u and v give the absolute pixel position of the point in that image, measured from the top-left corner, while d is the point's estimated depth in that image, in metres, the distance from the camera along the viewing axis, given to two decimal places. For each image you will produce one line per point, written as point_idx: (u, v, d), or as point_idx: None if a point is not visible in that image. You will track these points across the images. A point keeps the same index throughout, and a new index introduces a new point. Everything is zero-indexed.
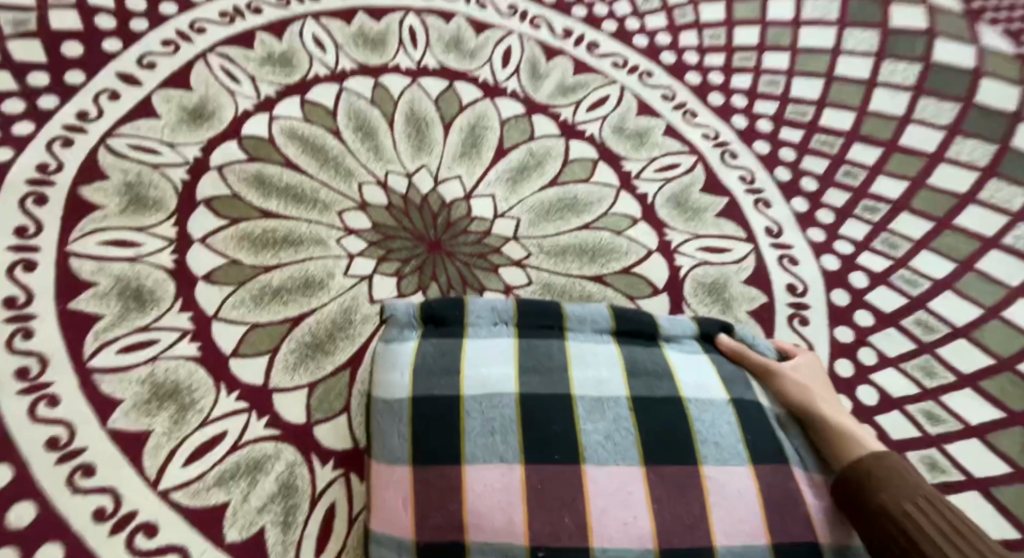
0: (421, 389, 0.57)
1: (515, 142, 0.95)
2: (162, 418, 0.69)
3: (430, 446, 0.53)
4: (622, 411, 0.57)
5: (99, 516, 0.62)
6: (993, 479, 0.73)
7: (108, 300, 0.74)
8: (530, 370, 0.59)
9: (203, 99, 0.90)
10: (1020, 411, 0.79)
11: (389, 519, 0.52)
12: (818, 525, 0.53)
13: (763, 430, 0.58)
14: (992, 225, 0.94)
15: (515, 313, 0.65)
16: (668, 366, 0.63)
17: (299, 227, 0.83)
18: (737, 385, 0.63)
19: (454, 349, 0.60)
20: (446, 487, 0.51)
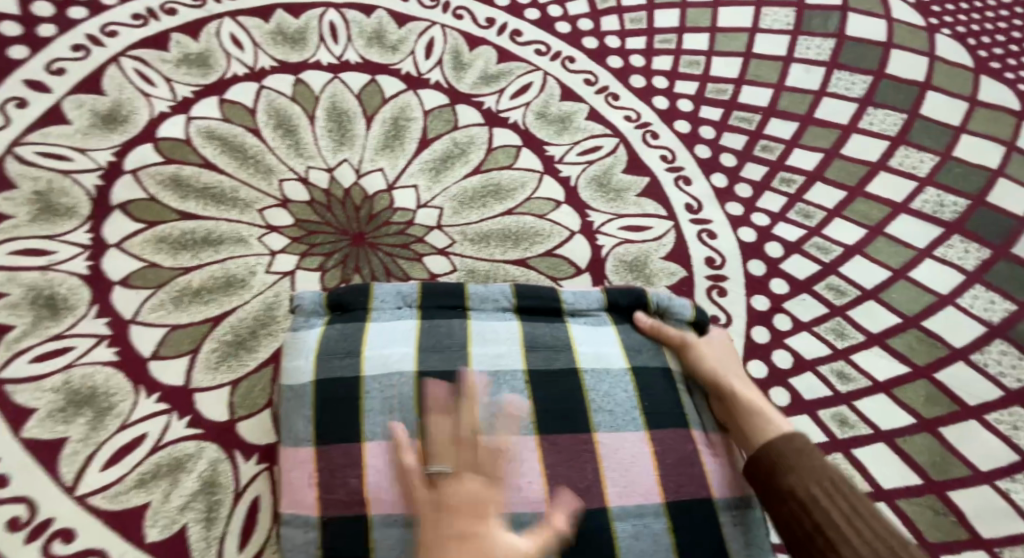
0: (324, 371, 0.56)
1: (438, 132, 0.96)
2: (78, 424, 0.69)
3: (331, 426, 0.53)
4: (518, 385, 0.58)
5: (14, 525, 0.62)
6: (897, 431, 0.78)
7: (20, 310, 0.73)
8: (430, 349, 0.59)
9: (116, 103, 0.89)
10: (924, 365, 0.83)
11: (293, 499, 0.51)
12: (712, 482, 0.54)
13: (662, 395, 0.59)
14: (902, 190, 0.98)
15: (419, 295, 0.65)
16: (569, 338, 0.63)
17: (218, 227, 0.83)
18: (639, 354, 0.63)
19: (358, 332, 0.60)
20: (348, 463, 0.51)
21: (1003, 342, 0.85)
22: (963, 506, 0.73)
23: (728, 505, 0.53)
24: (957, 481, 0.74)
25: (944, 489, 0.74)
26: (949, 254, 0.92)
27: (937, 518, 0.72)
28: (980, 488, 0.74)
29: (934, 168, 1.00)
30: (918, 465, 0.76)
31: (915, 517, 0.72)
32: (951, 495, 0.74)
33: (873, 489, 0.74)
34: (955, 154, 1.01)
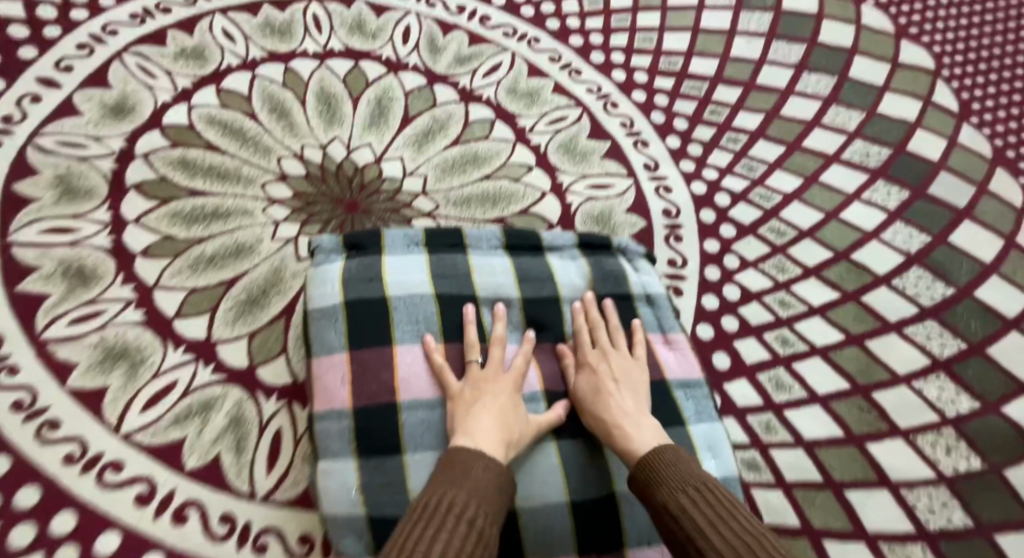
0: (352, 294, 0.66)
1: (419, 110, 1.06)
2: (117, 375, 0.78)
3: (362, 336, 0.64)
4: (515, 311, 0.71)
5: (69, 460, 0.72)
6: (831, 346, 0.90)
7: (53, 280, 0.82)
8: (442, 276, 0.71)
9: (123, 95, 0.97)
10: (853, 290, 0.95)
11: (330, 394, 0.61)
12: (665, 369, 0.71)
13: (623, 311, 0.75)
14: (835, 143, 1.09)
15: (424, 236, 0.74)
16: (550, 271, 0.76)
17: (225, 202, 0.92)
18: (606, 282, 0.77)
19: (375, 264, 0.70)
20: (380, 363, 0.62)
21: (920, 268, 0.97)
22: (886, 404, 0.85)
23: (681, 385, 0.70)
24: (881, 384, 0.87)
25: (869, 391, 0.86)
26: (874, 196, 1.04)
27: (864, 415, 0.84)
28: (899, 388, 0.86)
29: (862, 122, 1.12)
30: (847, 373, 0.88)
31: (845, 415, 0.84)
32: (875, 396, 0.86)
33: (809, 395, 0.86)
34: (880, 111, 1.13)
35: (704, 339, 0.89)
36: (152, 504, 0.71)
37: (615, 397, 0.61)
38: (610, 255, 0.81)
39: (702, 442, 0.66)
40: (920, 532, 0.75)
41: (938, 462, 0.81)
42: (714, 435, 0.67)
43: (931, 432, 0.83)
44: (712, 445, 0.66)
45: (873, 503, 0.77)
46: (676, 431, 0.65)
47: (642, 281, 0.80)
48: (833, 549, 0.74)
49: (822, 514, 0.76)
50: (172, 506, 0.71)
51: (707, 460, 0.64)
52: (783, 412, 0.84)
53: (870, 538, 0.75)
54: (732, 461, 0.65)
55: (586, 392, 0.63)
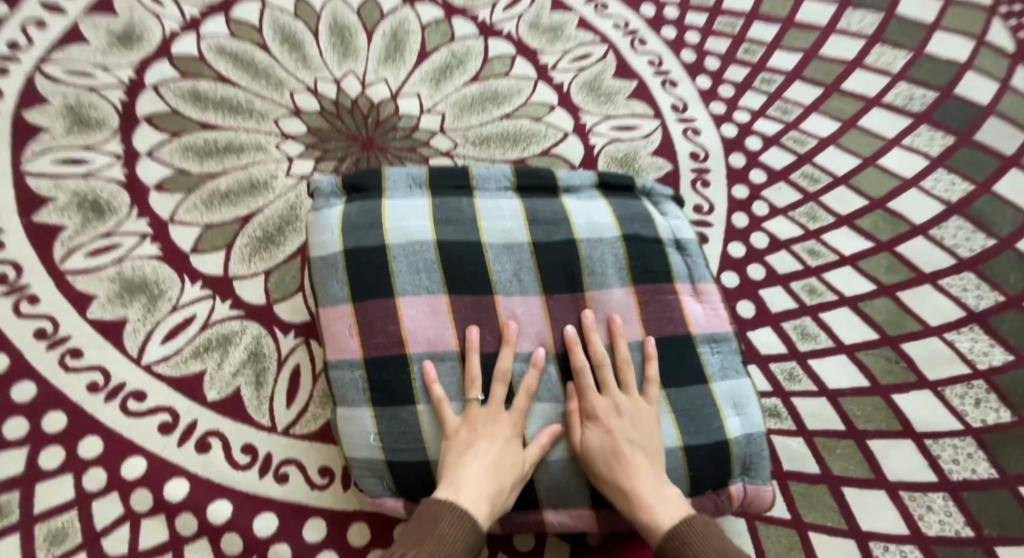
0: (352, 242, 0.66)
1: (437, 45, 1.01)
2: (136, 306, 0.79)
3: (365, 286, 0.65)
4: (524, 255, 0.69)
5: (93, 388, 0.74)
6: (861, 296, 0.87)
7: (69, 212, 0.82)
8: (444, 222, 0.69)
9: (129, 23, 0.94)
10: (887, 240, 0.91)
11: (340, 344, 0.65)
12: (690, 326, 0.69)
13: (647, 257, 0.72)
14: (875, 86, 1.04)
15: (428, 178, 0.74)
16: (565, 213, 0.73)
17: (238, 136, 0.90)
18: (629, 223, 0.74)
19: (376, 209, 0.70)
20: (385, 314, 0.64)
21: (960, 218, 0.92)
22: (914, 354, 0.84)
23: (707, 340, 0.69)
24: (910, 335, 0.85)
25: (899, 342, 0.84)
26: (916, 142, 0.99)
27: (890, 365, 0.83)
28: (929, 339, 0.84)
29: (907, 64, 1.06)
30: (876, 323, 0.86)
31: (871, 365, 0.83)
32: (903, 346, 0.84)
33: (835, 344, 0.84)
34: (928, 50, 1.07)
35: (729, 287, 0.88)
36: (176, 433, 0.73)
37: (631, 461, 0.58)
38: (633, 198, 0.80)
39: (727, 400, 0.66)
40: (942, 481, 0.76)
41: (965, 414, 0.80)
42: (739, 391, 0.67)
43: (960, 383, 0.81)
44: (736, 401, 0.67)
45: (894, 453, 0.78)
46: (697, 388, 0.66)
47: (670, 226, 0.77)
48: (850, 496, 0.76)
49: (842, 462, 0.77)
50: (195, 435, 0.73)
51: (731, 417, 0.66)
52: (807, 361, 0.83)
53: (892, 487, 0.76)
54: (756, 416, 0.66)
55: (593, 445, 0.60)
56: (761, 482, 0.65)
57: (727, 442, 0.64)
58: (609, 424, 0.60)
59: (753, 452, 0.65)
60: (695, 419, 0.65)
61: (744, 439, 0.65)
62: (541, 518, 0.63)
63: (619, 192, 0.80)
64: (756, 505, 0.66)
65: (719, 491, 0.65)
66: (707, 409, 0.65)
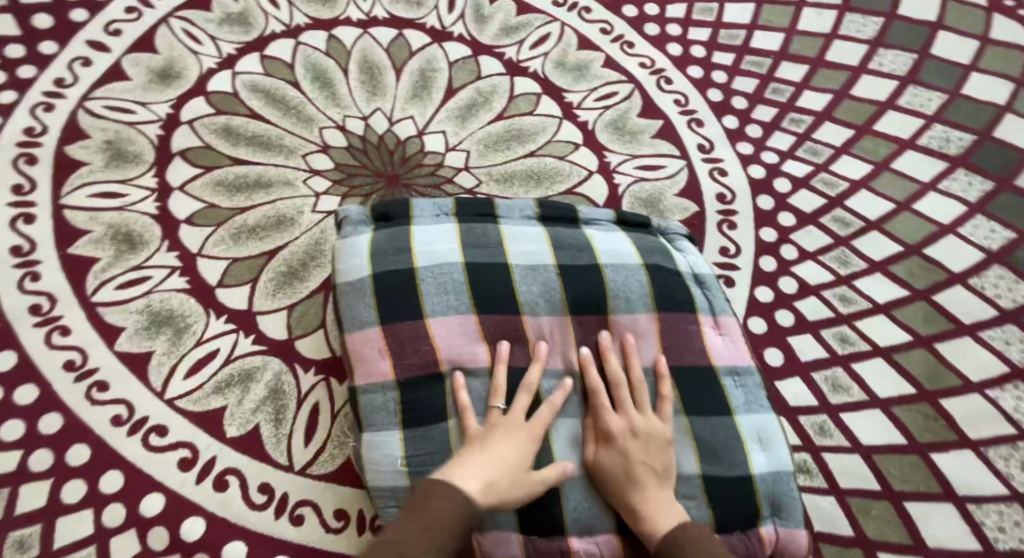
0: (379, 267, 0.66)
1: (463, 82, 1.03)
2: (161, 340, 0.80)
3: (393, 308, 0.63)
4: (551, 275, 0.68)
5: (117, 422, 0.74)
6: (896, 347, 0.86)
7: (102, 245, 0.84)
8: (473, 245, 0.70)
9: (169, 60, 0.97)
10: (923, 289, 0.90)
11: (368, 368, 0.62)
12: (710, 355, 0.67)
13: (669, 285, 0.71)
14: (909, 128, 1.02)
15: (454, 207, 0.75)
16: (588, 242, 0.74)
17: (268, 171, 0.92)
18: (649, 256, 0.74)
19: (404, 234, 0.70)
20: (415, 335, 0.62)
21: (1000, 268, 0.91)
22: (954, 412, 0.81)
23: (730, 372, 0.67)
24: (949, 390, 0.82)
25: (937, 397, 0.82)
26: (952, 187, 0.97)
27: (928, 422, 0.80)
28: (969, 396, 0.82)
29: (943, 105, 1.04)
30: (913, 377, 0.83)
31: (908, 421, 0.80)
32: (942, 402, 0.81)
33: (869, 398, 0.82)
34: (964, 92, 1.05)
35: (757, 333, 0.87)
36: (194, 470, 0.72)
37: (643, 483, 0.55)
38: (650, 233, 0.80)
39: (751, 433, 0.63)
40: (986, 549, 0.71)
41: (1010, 477, 0.76)
42: (764, 425, 0.65)
43: (1005, 444, 0.78)
44: (762, 437, 0.64)
45: (935, 517, 0.73)
46: (720, 420, 0.63)
47: (688, 262, 0.77)
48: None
49: (878, 525, 0.73)
50: (213, 473, 0.73)
51: (757, 453, 0.62)
52: (839, 415, 0.81)
53: (930, 553, 0.71)
54: (783, 454, 0.63)
55: (610, 467, 0.57)
56: (794, 526, 0.60)
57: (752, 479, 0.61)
58: (624, 446, 0.57)
59: (780, 491, 0.61)
60: (717, 448, 0.62)
61: (769, 476, 0.62)
62: (565, 545, 0.56)
63: (635, 227, 0.80)
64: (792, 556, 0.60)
65: (749, 532, 0.59)
66: (730, 441, 0.62)
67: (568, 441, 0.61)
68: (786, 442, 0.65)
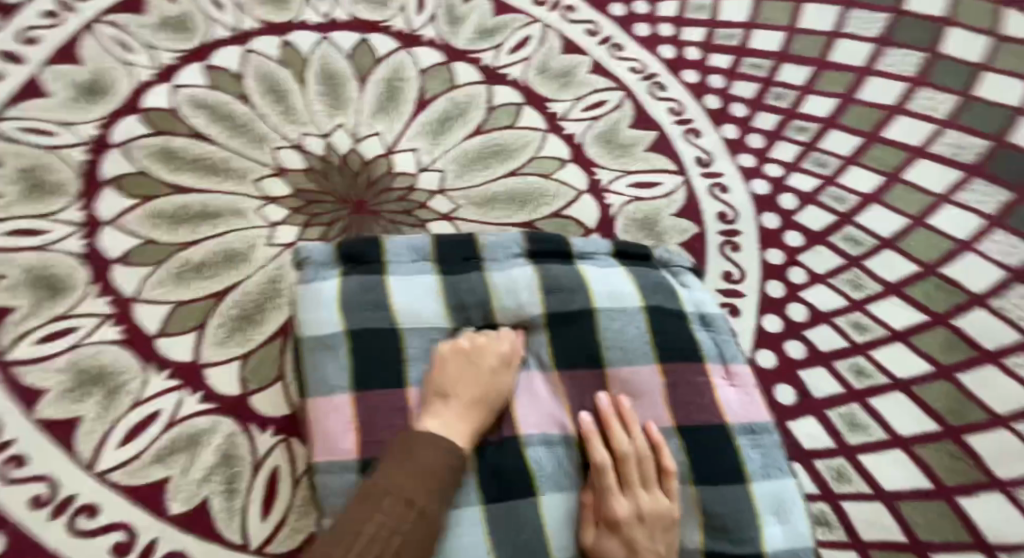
0: (354, 323, 0.60)
1: (436, 92, 0.93)
2: (91, 403, 0.69)
3: (367, 376, 0.58)
4: (538, 327, 0.64)
5: (36, 503, 0.63)
6: (917, 378, 0.80)
7: (19, 291, 0.72)
8: (459, 306, 0.65)
9: (97, 73, 0.85)
10: (943, 312, 0.84)
11: (328, 446, 0.54)
12: (722, 411, 0.62)
13: (672, 331, 0.65)
14: (921, 134, 0.96)
15: (433, 248, 0.67)
16: (583, 279, 0.66)
17: (215, 199, 0.81)
18: (650, 294, 0.67)
19: (378, 284, 0.63)
20: (391, 408, 0.56)
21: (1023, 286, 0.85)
22: (982, 450, 0.75)
23: (745, 431, 0.61)
24: (975, 426, 0.77)
25: (963, 434, 0.76)
26: (969, 198, 0.91)
27: (956, 463, 0.74)
28: (997, 431, 0.76)
29: (956, 108, 0.98)
30: (936, 412, 0.78)
31: (933, 463, 0.75)
32: (969, 440, 0.76)
33: (890, 437, 0.76)
34: (978, 93, 0.99)
35: (765, 368, 0.80)
36: (131, 555, 0.62)
37: None
38: (651, 267, 0.73)
39: (768, 503, 0.58)
40: None
41: None
42: (784, 493, 0.59)
43: None
44: (780, 506, 0.58)
45: None
46: (735, 490, 0.57)
47: (694, 299, 0.70)
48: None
49: None
50: None
51: (773, 526, 0.57)
52: (857, 457, 0.75)
53: None
54: (804, 528, 0.58)
55: (615, 555, 0.52)
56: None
57: (768, 556, 0.56)
58: (630, 534, 0.52)
59: None
60: (731, 524, 0.56)
61: (786, 554, 0.56)
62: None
63: (635, 260, 0.72)
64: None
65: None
66: (744, 514, 0.57)
67: (563, 521, 0.55)
68: (806, 508, 0.60)
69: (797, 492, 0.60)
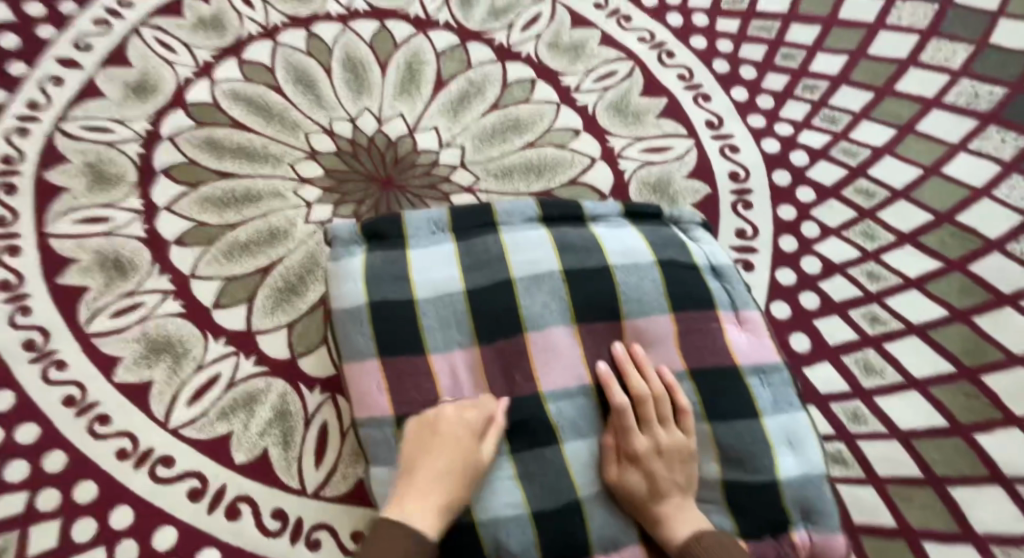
0: (375, 294, 0.65)
1: (453, 73, 0.98)
2: (160, 368, 0.77)
3: (392, 342, 0.63)
4: (556, 283, 0.66)
5: (122, 455, 0.72)
6: (932, 323, 0.82)
7: (91, 272, 0.81)
8: (473, 267, 0.68)
9: (144, 73, 0.93)
10: (958, 258, 0.85)
11: (366, 402, 0.62)
12: (734, 354, 0.65)
13: (685, 283, 0.68)
14: (935, 85, 0.97)
15: (450, 220, 0.72)
16: (596, 240, 0.70)
17: (255, 184, 0.88)
18: (663, 249, 0.71)
19: (400, 259, 0.68)
20: (415, 371, 0.63)
21: None
22: (998, 388, 0.77)
23: (757, 372, 0.65)
24: (992, 366, 0.78)
25: (979, 374, 0.78)
26: (984, 145, 0.92)
27: (971, 402, 0.77)
28: (1016, 370, 0.78)
29: (971, 57, 0.98)
30: (951, 354, 0.80)
31: (948, 402, 0.77)
32: (984, 379, 0.78)
33: (905, 379, 0.79)
34: (993, 40, 0.99)
35: (781, 319, 0.84)
36: (205, 499, 0.71)
37: (668, 497, 0.58)
38: (663, 225, 0.77)
39: (780, 435, 0.62)
40: None
41: None
42: (796, 426, 0.63)
43: None
44: (792, 438, 0.62)
45: (983, 503, 0.71)
46: (748, 426, 0.62)
47: (705, 252, 0.74)
48: (934, 553, 0.69)
49: (922, 513, 0.71)
50: (223, 501, 0.71)
51: (786, 456, 0.61)
52: (873, 400, 0.79)
53: (982, 542, 0.69)
54: (816, 456, 0.62)
55: (637, 486, 0.58)
56: (829, 530, 0.60)
57: (783, 484, 0.60)
58: (650, 466, 0.58)
59: (813, 496, 0.61)
60: (745, 455, 0.61)
61: (800, 480, 0.61)
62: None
63: (646, 219, 0.77)
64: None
65: (779, 537, 0.59)
66: (757, 445, 0.61)
67: (586, 460, 0.61)
68: (818, 438, 0.64)
69: (809, 425, 0.64)
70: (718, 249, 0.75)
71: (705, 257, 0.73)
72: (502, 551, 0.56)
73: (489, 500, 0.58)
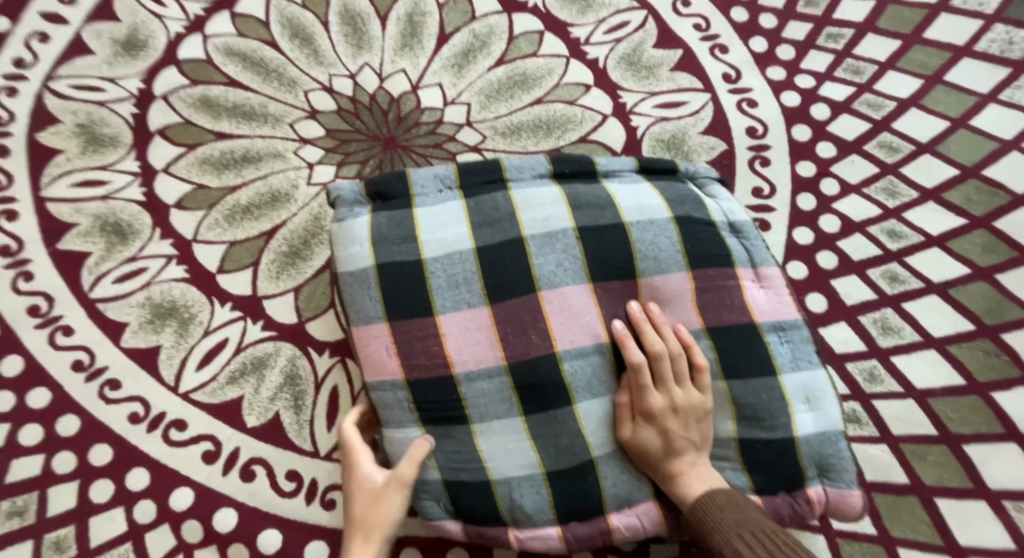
0: (382, 256, 0.63)
1: (457, 25, 0.93)
2: (167, 333, 0.76)
3: (402, 305, 0.62)
4: (570, 242, 0.64)
5: (134, 419, 0.72)
6: (953, 281, 0.81)
7: (92, 237, 0.79)
8: (483, 225, 0.65)
9: (133, 28, 0.89)
10: (982, 215, 0.83)
11: (377, 367, 0.62)
12: (752, 311, 0.64)
13: (702, 240, 0.67)
14: (964, 32, 0.92)
15: (457, 178, 0.69)
16: (609, 197, 0.68)
17: (255, 144, 0.85)
18: (678, 204, 0.69)
19: (407, 219, 0.66)
20: (425, 334, 0.61)
21: None
22: (1017, 346, 0.77)
23: (775, 329, 0.64)
24: (1011, 324, 0.78)
25: (998, 332, 0.78)
26: (1015, 96, 0.88)
27: (990, 360, 0.77)
28: None
29: (1004, 2, 0.93)
30: (972, 312, 0.79)
31: (966, 360, 0.77)
32: (1004, 337, 0.77)
33: (923, 338, 0.78)
34: None
35: (797, 278, 0.83)
36: (220, 462, 0.71)
37: (682, 454, 0.58)
38: (678, 181, 0.75)
39: (798, 393, 0.62)
40: None
41: None
42: (814, 383, 0.63)
43: None
44: (810, 395, 0.62)
45: (997, 460, 0.72)
46: (765, 383, 0.61)
47: (721, 208, 0.72)
48: (946, 509, 0.71)
49: (935, 471, 0.72)
50: (238, 464, 0.71)
51: (803, 413, 0.61)
52: (889, 359, 0.78)
53: (995, 498, 0.70)
54: (834, 414, 0.62)
55: (652, 444, 0.58)
56: (844, 486, 0.61)
57: (800, 442, 0.60)
58: (665, 424, 0.58)
59: (830, 452, 0.61)
60: (762, 413, 0.61)
61: (816, 437, 0.61)
62: (606, 525, 0.60)
63: (660, 175, 0.75)
64: (843, 513, 0.61)
65: (795, 493, 0.61)
66: (774, 403, 0.61)
67: (601, 419, 0.60)
68: (836, 396, 0.63)
69: (827, 381, 0.64)
70: (734, 206, 0.73)
71: (722, 213, 0.71)
72: (517, 509, 0.59)
73: (503, 461, 0.60)
